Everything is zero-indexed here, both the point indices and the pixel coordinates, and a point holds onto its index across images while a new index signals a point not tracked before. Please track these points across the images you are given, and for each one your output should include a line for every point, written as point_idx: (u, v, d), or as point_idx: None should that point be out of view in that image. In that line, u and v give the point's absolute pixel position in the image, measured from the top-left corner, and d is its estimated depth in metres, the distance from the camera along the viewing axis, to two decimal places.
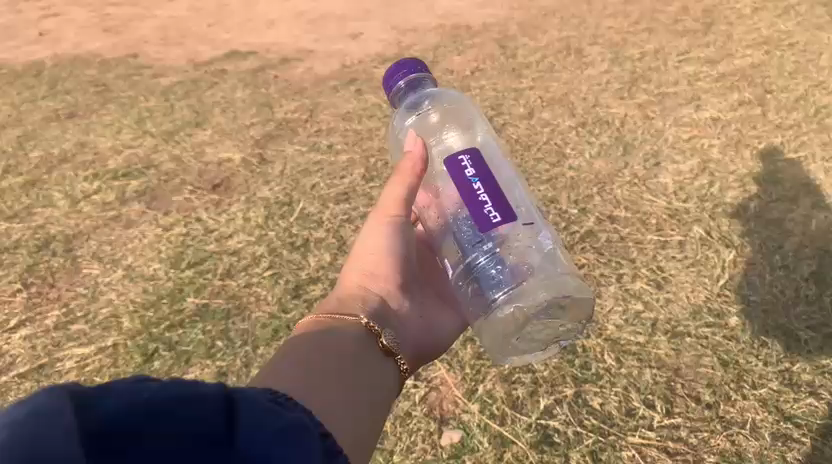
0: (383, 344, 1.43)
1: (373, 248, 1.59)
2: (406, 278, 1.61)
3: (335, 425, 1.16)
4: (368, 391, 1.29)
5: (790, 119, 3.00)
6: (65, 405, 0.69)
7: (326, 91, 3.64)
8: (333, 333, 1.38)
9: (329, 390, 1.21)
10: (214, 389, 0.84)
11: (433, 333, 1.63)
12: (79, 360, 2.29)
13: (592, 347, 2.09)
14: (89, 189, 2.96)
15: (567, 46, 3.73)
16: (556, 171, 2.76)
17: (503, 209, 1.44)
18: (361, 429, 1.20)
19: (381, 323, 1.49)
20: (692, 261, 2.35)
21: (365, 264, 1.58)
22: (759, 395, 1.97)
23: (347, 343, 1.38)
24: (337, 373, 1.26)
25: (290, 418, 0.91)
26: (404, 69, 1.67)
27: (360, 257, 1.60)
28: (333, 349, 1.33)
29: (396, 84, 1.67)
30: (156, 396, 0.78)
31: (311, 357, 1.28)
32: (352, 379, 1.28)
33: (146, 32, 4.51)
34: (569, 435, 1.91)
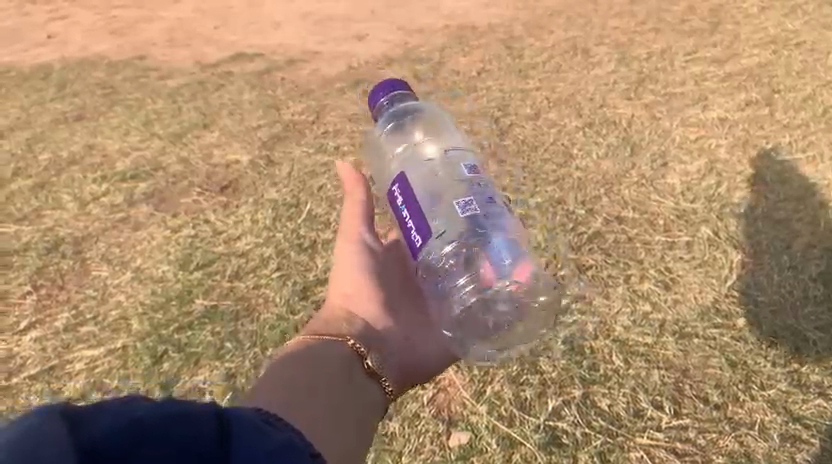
0: (368, 366, 1.52)
1: (351, 272, 1.71)
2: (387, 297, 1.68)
3: (324, 441, 1.24)
4: (353, 408, 1.39)
5: (798, 119, 2.99)
6: (60, 424, 0.72)
7: (332, 92, 3.66)
8: (319, 353, 1.48)
9: (317, 405, 1.30)
10: (205, 411, 0.86)
11: (418, 351, 1.65)
12: (89, 362, 2.30)
13: (600, 349, 2.09)
14: (98, 191, 2.98)
15: (573, 46, 3.72)
16: (563, 171, 2.76)
17: (422, 231, 1.48)
18: (348, 441, 1.30)
19: (364, 344, 1.56)
20: (700, 262, 2.34)
21: (347, 288, 1.69)
22: (767, 396, 1.96)
23: (333, 361, 1.47)
24: (324, 390, 1.36)
25: (279, 439, 0.91)
26: (385, 87, 1.72)
27: (342, 281, 1.71)
28: (320, 369, 1.43)
29: (378, 102, 1.73)
30: (148, 416, 0.80)
31: (295, 379, 1.35)
32: (338, 396, 1.38)
33: (153, 35, 4.54)
34: (577, 436, 1.91)
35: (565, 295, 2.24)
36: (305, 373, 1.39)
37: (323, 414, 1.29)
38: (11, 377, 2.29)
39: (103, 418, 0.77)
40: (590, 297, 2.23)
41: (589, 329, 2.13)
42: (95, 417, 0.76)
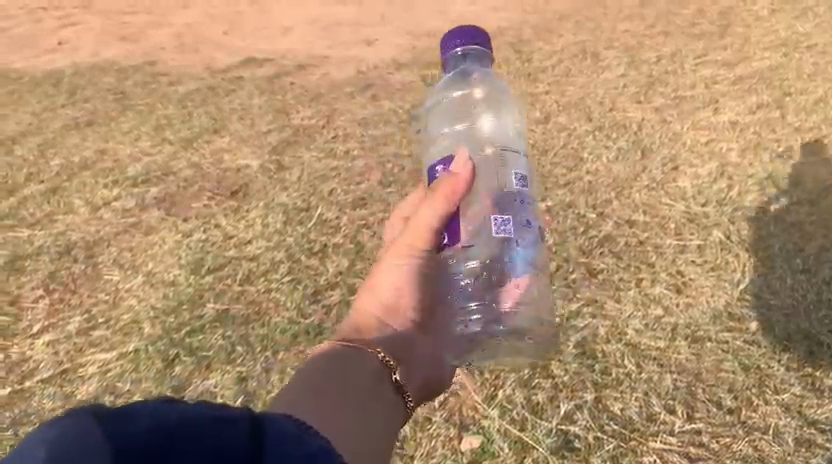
0: (396, 379, 1.51)
1: (388, 284, 1.68)
2: (419, 311, 1.70)
3: (345, 442, 1.25)
4: (378, 414, 1.40)
5: (809, 122, 2.98)
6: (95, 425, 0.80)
7: (342, 97, 3.67)
8: (351, 358, 1.48)
9: (340, 409, 1.31)
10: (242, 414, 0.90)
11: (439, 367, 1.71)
12: (101, 365, 2.31)
13: (613, 353, 2.08)
14: (109, 196, 2.99)
15: (582, 49, 3.72)
16: (573, 175, 2.76)
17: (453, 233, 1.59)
18: (368, 444, 1.31)
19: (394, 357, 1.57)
20: (713, 265, 2.33)
21: (381, 299, 1.68)
22: (780, 401, 1.96)
23: (364, 367, 1.48)
24: (347, 393, 1.37)
25: (319, 445, 0.94)
26: (463, 36, 1.85)
27: (376, 291, 1.69)
28: (347, 371, 1.44)
29: (454, 48, 1.85)
30: (186, 419, 0.86)
31: (318, 384, 1.36)
32: (361, 399, 1.39)
33: (163, 40, 4.56)
34: (589, 440, 1.91)
35: (577, 298, 2.23)
36: (320, 375, 1.39)
37: (348, 419, 1.31)
38: (24, 380, 2.30)
39: (140, 420, 0.83)
40: (602, 301, 2.23)
41: (601, 333, 2.13)
42: (132, 418, 0.83)
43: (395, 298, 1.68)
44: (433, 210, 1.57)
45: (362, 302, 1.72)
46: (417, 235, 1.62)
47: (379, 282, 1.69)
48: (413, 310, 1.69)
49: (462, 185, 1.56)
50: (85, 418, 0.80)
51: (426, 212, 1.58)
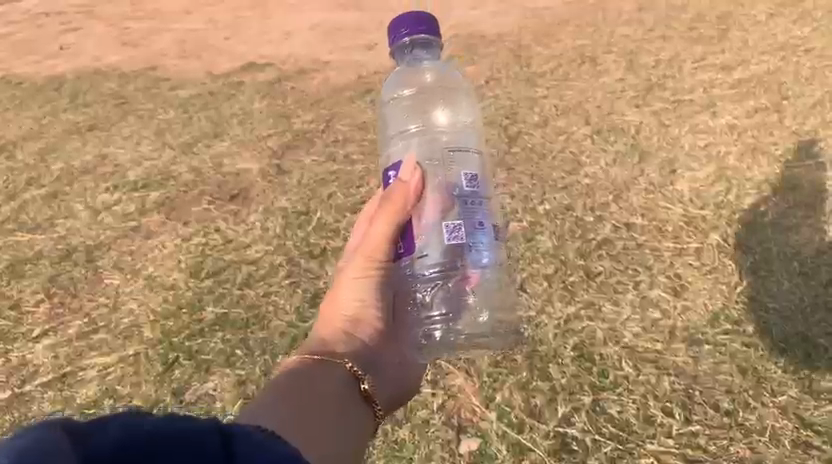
0: (364, 389, 1.60)
1: (350, 298, 1.74)
2: (384, 322, 1.75)
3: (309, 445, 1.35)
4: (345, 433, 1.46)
5: (808, 126, 2.99)
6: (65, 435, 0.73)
7: (342, 101, 3.68)
8: (316, 372, 1.55)
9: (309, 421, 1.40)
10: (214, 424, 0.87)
11: (405, 373, 1.79)
12: (101, 369, 2.32)
13: (610, 356, 2.08)
14: (110, 201, 3.01)
15: (581, 54, 3.74)
16: (571, 179, 2.77)
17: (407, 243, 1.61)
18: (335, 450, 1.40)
19: (363, 367, 1.65)
20: (710, 268, 2.34)
21: (344, 312, 1.74)
22: (778, 403, 1.96)
23: (332, 384, 1.55)
24: (317, 405, 1.45)
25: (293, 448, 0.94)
26: (406, 26, 1.76)
27: (340, 304, 1.75)
28: (317, 389, 1.50)
29: (401, 39, 1.77)
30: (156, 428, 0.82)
31: (289, 395, 1.44)
32: (331, 417, 1.46)
33: (164, 45, 4.58)
34: (587, 443, 1.91)
35: (574, 302, 2.25)
36: (289, 385, 1.48)
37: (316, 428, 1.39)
38: (24, 384, 2.30)
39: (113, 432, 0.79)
40: (599, 304, 2.24)
41: (599, 336, 2.14)
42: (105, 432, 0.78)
43: (357, 310, 1.73)
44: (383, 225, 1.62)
45: (324, 317, 1.78)
46: (373, 247, 1.67)
47: (341, 296, 1.75)
48: (378, 321, 1.74)
49: (409, 193, 1.60)
50: (57, 430, 0.74)
51: (377, 227, 1.64)
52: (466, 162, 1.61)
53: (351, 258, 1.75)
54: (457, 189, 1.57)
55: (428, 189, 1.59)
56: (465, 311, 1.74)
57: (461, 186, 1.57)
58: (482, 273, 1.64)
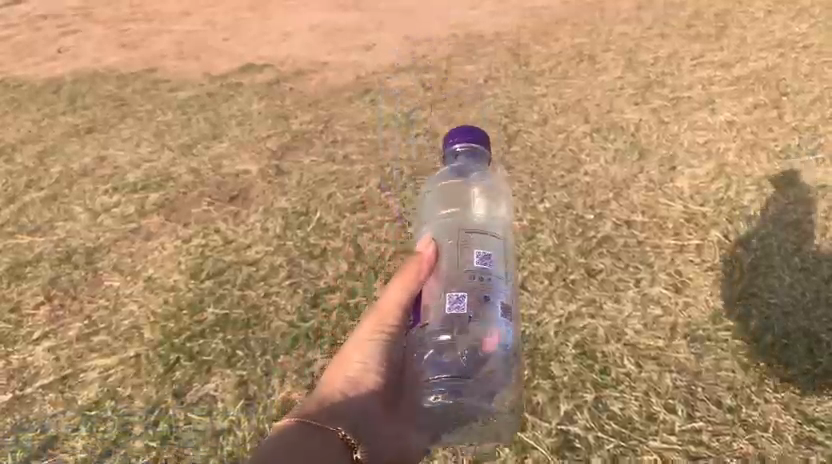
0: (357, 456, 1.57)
1: (359, 359, 1.79)
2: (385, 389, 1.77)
3: None
4: None
5: (807, 122, 2.98)
6: None
7: (340, 102, 3.68)
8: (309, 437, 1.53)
9: None
10: None
11: (401, 444, 1.76)
12: (102, 371, 2.29)
13: (612, 353, 2.08)
14: (109, 202, 3.01)
15: (580, 52, 3.74)
16: (571, 177, 2.78)
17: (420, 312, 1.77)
18: None
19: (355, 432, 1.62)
20: (711, 264, 2.33)
21: (349, 373, 1.77)
22: (781, 398, 1.95)
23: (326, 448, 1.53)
24: None
25: None
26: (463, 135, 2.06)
27: (347, 364, 1.79)
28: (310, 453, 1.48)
29: (456, 146, 2.07)
30: None
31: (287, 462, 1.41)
32: None
33: (163, 47, 4.58)
34: (590, 440, 1.90)
35: (575, 299, 2.24)
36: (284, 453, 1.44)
37: None
38: (25, 386, 2.28)
39: None
40: (601, 301, 2.23)
41: (600, 334, 2.13)
42: None
43: (360, 374, 1.76)
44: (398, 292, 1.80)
45: (330, 376, 1.80)
46: (384, 314, 1.82)
47: (349, 359, 1.80)
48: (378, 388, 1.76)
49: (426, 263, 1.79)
50: None
51: (391, 294, 1.82)
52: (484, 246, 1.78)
53: (365, 322, 1.84)
54: (471, 264, 1.72)
55: (442, 262, 1.78)
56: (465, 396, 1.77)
57: (474, 262, 1.72)
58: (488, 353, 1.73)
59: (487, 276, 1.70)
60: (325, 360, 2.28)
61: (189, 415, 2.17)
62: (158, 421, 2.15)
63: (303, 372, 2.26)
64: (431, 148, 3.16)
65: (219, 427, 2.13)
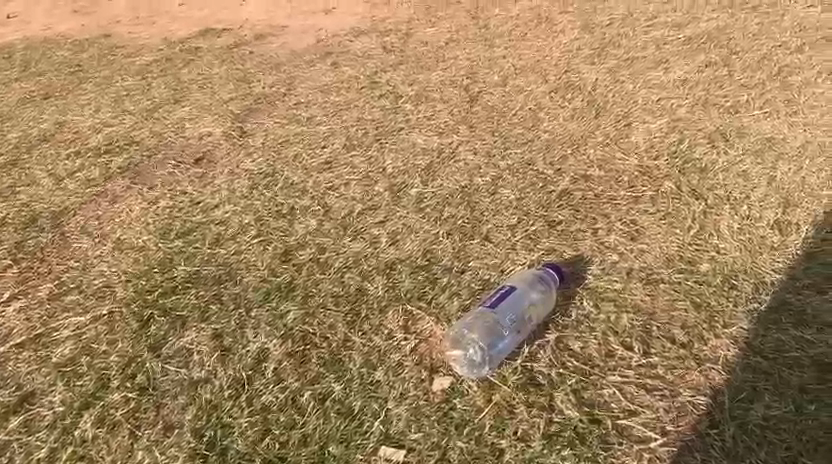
0: None
1: None
2: None
3: None
4: None
5: (755, 79, 3.11)
6: None
7: (302, 64, 3.70)
8: None
9: None
10: None
11: None
12: (76, 329, 2.23)
13: (572, 296, 2.17)
14: (72, 167, 3.00)
15: (538, 15, 3.89)
16: (531, 134, 2.90)
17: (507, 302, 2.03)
18: None
19: None
20: (664, 213, 2.44)
21: None
22: (729, 333, 2.03)
23: None
24: None
25: None
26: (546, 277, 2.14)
27: None
28: None
29: (547, 276, 2.13)
30: None
31: None
32: None
33: (117, 12, 4.53)
34: (552, 376, 1.96)
35: (537, 249, 2.35)
36: None
37: None
38: None
39: None
40: (560, 249, 2.34)
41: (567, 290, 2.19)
42: None
43: None
44: (528, 290, 2.10)
45: None
46: (532, 286, 2.12)
47: None
48: None
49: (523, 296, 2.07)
50: None
51: (532, 289, 2.11)
52: (540, 302, 2.09)
53: None
54: (530, 304, 2.06)
55: (533, 297, 2.09)
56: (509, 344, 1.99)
57: (531, 304, 2.07)
58: (513, 338, 2.00)
59: (530, 305, 2.06)
60: (300, 313, 2.21)
61: (166, 367, 2.08)
62: (136, 374, 2.07)
63: (277, 324, 2.18)
64: (394, 109, 3.19)
65: (194, 380, 2.04)
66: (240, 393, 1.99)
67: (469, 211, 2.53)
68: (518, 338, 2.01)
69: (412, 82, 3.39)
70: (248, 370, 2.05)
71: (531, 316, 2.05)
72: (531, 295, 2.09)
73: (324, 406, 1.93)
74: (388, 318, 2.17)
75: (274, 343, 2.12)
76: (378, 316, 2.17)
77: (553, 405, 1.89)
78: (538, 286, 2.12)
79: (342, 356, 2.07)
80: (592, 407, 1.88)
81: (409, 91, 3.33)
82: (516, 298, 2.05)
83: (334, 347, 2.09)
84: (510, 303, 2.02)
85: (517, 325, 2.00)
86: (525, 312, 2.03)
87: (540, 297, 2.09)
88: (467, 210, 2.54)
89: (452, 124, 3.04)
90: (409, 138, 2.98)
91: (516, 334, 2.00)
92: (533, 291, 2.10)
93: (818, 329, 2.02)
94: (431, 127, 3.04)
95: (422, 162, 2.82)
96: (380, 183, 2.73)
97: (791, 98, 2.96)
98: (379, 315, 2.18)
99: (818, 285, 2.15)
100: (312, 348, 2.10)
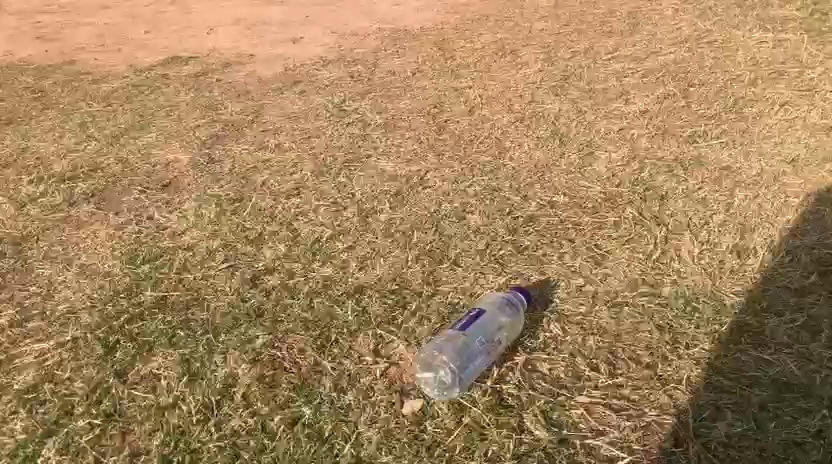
0: None
1: None
2: None
3: None
4: None
5: (712, 110, 3.23)
6: None
7: (270, 92, 3.72)
8: None
9: None
10: None
11: None
12: (39, 355, 2.19)
13: (540, 319, 2.21)
14: (34, 192, 2.96)
15: (502, 47, 3.98)
16: (497, 162, 2.96)
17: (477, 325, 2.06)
18: None
19: None
20: (627, 238, 2.51)
21: None
22: (692, 354, 2.08)
23: None
24: None
25: None
26: (514, 300, 2.17)
27: None
28: None
29: (515, 299, 2.17)
30: None
31: None
32: None
33: (81, 39, 4.52)
34: (522, 398, 1.98)
35: (504, 273, 2.39)
36: None
37: None
38: None
39: None
40: (527, 274, 2.38)
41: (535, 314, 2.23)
42: None
43: None
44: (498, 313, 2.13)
45: None
46: (501, 309, 2.15)
47: None
48: None
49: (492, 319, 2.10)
50: None
51: (501, 313, 2.14)
52: (508, 325, 2.12)
53: None
54: (499, 328, 2.09)
55: (502, 320, 2.12)
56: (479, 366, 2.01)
57: (500, 327, 2.10)
58: (483, 360, 2.02)
59: (499, 328, 2.09)
60: (269, 337, 2.21)
61: (132, 393, 2.06)
62: (101, 400, 2.04)
63: (246, 349, 2.17)
64: (363, 136, 3.23)
65: (162, 406, 2.02)
66: (208, 418, 1.98)
67: (437, 236, 2.57)
68: (488, 360, 2.03)
69: (380, 111, 3.44)
70: (216, 395, 2.04)
71: (501, 339, 2.08)
72: (500, 318, 2.12)
73: (294, 431, 1.93)
74: (358, 342, 2.17)
75: (243, 367, 2.11)
76: (347, 340, 2.18)
77: (523, 425, 1.91)
78: (507, 309, 2.15)
79: (312, 380, 2.07)
80: (561, 428, 1.91)
81: (377, 119, 3.37)
82: (485, 321, 2.08)
83: (304, 372, 2.09)
84: (480, 326, 2.05)
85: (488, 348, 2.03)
86: (494, 335, 2.06)
87: (509, 321, 2.13)
88: (435, 235, 2.57)
89: (419, 152, 3.08)
90: (377, 165, 3.01)
91: (486, 356, 2.02)
92: (502, 314, 2.13)
93: (776, 349, 2.08)
94: (399, 154, 3.08)
95: (390, 188, 2.85)
96: (349, 209, 2.75)
97: (746, 129, 3.08)
98: (349, 339, 2.18)
99: (775, 307, 2.21)
100: (281, 373, 2.10)
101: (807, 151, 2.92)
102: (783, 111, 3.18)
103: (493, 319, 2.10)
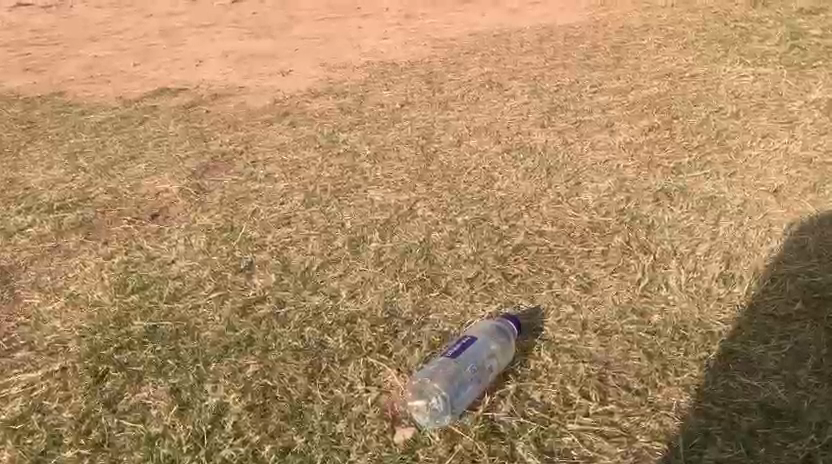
0: None
1: None
2: None
3: None
4: None
5: (696, 141, 3.29)
6: None
7: (260, 124, 3.75)
8: None
9: None
10: None
11: None
12: (27, 386, 2.17)
13: (530, 347, 2.22)
14: (23, 222, 2.95)
15: (489, 80, 4.05)
16: (486, 192, 3.00)
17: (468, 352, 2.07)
18: None
19: None
20: (615, 267, 2.54)
21: None
22: (682, 381, 2.10)
23: None
24: None
25: None
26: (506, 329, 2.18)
27: None
28: None
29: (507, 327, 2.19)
30: None
31: None
32: None
33: (71, 71, 4.54)
34: (514, 425, 1.99)
35: (494, 301, 2.41)
36: None
37: None
38: None
39: None
40: (517, 301, 2.40)
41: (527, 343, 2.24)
42: None
43: None
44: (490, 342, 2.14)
45: None
46: (494, 338, 2.16)
47: None
48: None
49: (483, 347, 2.11)
50: None
51: (493, 342, 2.14)
52: (499, 355, 2.13)
53: None
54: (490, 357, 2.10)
55: (494, 348, 2.12)
56: (471, 394, 2.02)
57: (491, 356, 2.10)
58: (474, 389, 2.02)
59: (490, 357, 2.10)
60: (259, 366, 2.20)
61: (122, 422, 2.04)
62: (90, 430, 2.03)
63: (237, 378, 2.17)
64: (352, 167, 3.26)
65: (151, 435, 2.01)
66: (198, 447, 1.97)
67: (427, 265, 2.58)
68: (479, 388, 2.03)
69: (370, 142, 3.47)
70: (206, 424, 2.03)
71: (492, 368, 2.09)
72: (492, 347, 2.13)
73: (285, 459, 1.93)
74: (349, 370, 2.18)
75: (234, 396, 2.10)
76: (338, 369, 2.19)
77: (515, 453, 1.92)
78: (498, 339, 2.16)
79: (304, 409, 2.07)
80: (553, 455, 1.92)
81: (366, 150, 3.40)
82: (476, 349, 2.09)
83: (295, 400, 2.09)
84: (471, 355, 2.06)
85: (479, 376, 2.03)
86: (485, 364, 2.07)
87: (500, 349, 2.14)
88: (426, 264, 2.59)
89: (409, 182, 3.11)
90: (367, 195, 3.04)
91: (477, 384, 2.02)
92: (494, 344, 2.14)
93: (764, 375, 2.10)
94: (389, 184, 3.11)
95: (380, 218, 2.88)
96: (339, 238, 2.76)
97: (729, 160, 3.13)
98: (340, 368, 2.19)
99: (762, 334, 2.24)
100: (272, 402, 2.09)
101: (788, 181, 2.98)
102: (764, 143, 3.25)
103: (484, 347, 2.11)
